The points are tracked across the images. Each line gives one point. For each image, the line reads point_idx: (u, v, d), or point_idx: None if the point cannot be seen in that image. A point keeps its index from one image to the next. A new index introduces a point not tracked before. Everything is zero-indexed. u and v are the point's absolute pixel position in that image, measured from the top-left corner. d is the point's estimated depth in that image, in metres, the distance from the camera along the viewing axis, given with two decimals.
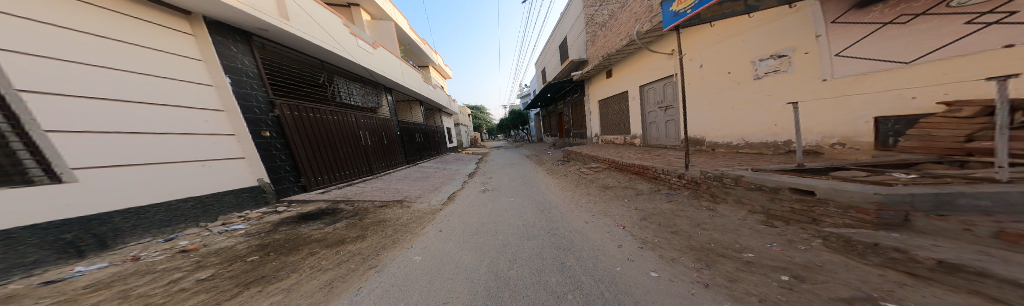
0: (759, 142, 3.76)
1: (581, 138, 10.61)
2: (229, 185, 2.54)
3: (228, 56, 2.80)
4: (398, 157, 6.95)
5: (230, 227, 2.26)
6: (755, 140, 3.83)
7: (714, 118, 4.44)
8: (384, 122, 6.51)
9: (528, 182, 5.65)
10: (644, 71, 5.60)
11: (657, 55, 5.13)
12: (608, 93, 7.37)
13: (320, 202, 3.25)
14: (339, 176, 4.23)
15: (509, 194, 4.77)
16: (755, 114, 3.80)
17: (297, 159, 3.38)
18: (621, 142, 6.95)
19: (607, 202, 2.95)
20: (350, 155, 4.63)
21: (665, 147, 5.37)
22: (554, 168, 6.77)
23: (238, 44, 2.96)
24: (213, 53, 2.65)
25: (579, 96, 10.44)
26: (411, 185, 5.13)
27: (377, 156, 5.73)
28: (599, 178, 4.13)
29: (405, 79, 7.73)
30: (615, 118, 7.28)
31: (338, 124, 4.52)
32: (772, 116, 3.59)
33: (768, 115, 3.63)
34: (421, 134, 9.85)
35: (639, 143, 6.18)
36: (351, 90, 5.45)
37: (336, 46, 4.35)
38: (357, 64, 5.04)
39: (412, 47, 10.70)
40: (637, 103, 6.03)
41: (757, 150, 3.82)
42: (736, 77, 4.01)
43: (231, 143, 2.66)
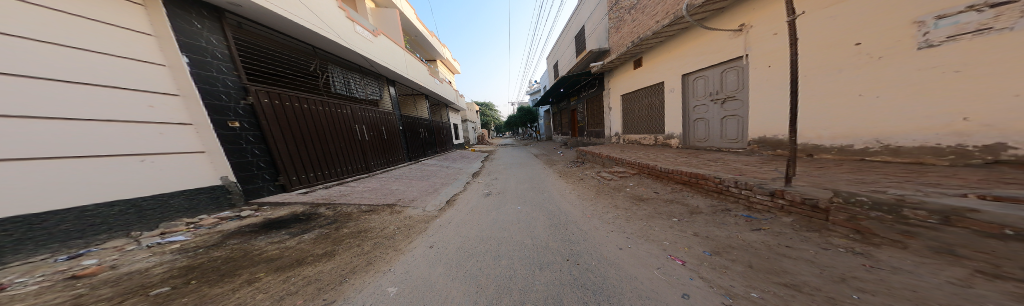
0: (912, 147, 2.52)
1: (598, 137, 9.76)
2: (179, 184, 2.15)
3: (190, 32, 2.41)
4: (399, 155, 6.56)
5: (167, 239, 1.81)
6: (904, 144, 2.57)
7: (821, 112, 3.22)
8: (385, 116, 6.14)
9: (538, 186, 4.97)
10: (690, 56, 4.74)
11: (712, 36, 4.28)
12: (636, 86, 6.53)
13: (296, 206, 2.79)
14: (330, 173, 3.85)
15: (517, 200, 4.13)
16: (907, 105, 2.54)
17: (275, 154, 2.97)
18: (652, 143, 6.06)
19: (646, 220, 2.22)
20: (344, 151, 4.24)
21: (720, 150, 4.45)
22: (568, 170, 6.05)
23: (205, 20, 2.57)
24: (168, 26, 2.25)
25: (597, 91, 9.56)
26: (408, 186, 4.64)
27: (377, 154, 5.32)
28: (628, 185, 3.39)
29: (409, 71, 7.33)
30: (643, 115, 6.41)
31: (332, 116, 4.13)
32: (952, 106, 2.29)
33: (945, 105, 2.33)
34: (426, 131, 9.49)
35: (676, 146, 5.32)
36: (348, 81, 5.09)
37: (327, 30, 3.94)
38: (353, 52, 4.65)
39: (420, 39, 10.38)
40: (677, 97, 5.19)
41: (911, 158, 2.52)
42: (875, 50, 2.72)
43: (188, 134, 2.28)
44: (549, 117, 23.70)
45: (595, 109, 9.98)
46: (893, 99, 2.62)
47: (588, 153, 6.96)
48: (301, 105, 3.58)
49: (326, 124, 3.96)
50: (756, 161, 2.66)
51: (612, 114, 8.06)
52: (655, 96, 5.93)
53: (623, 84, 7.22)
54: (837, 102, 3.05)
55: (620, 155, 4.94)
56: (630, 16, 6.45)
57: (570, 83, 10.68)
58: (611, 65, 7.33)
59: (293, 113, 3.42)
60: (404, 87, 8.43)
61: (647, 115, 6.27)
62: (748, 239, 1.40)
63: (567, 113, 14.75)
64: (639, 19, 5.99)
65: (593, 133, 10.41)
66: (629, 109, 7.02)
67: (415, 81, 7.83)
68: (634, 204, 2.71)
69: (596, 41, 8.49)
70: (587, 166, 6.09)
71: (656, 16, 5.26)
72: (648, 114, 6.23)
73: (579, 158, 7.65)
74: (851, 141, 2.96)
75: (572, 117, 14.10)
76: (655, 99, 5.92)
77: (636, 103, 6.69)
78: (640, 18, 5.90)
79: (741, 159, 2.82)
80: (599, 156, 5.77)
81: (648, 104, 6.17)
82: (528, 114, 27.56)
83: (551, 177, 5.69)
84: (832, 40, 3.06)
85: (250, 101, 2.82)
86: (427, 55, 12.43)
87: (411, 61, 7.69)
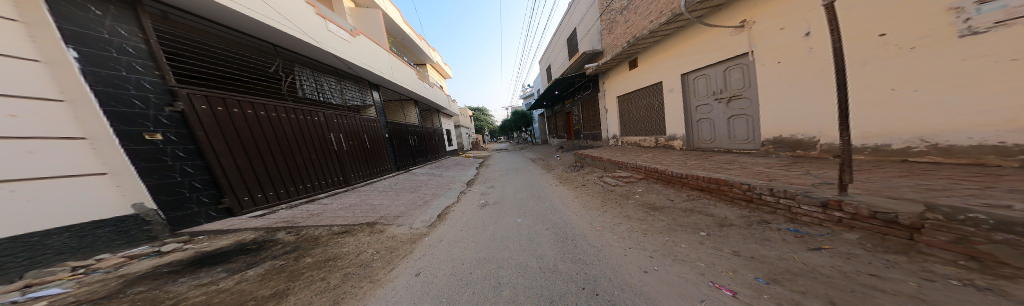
0: (964, 147, 2.15)
1: (594, 140, 9.73)
2: (70, 218, 1.59)
3: (84, 19, 1.89)
4: (385, 164, 6.03)
5: (30, 295, 1.25)
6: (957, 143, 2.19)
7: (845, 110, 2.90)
8: (369, 123, 5.63)
9: (539, 194, 4.66)
10: (688, 56, 4.77)
11: (710, 35, 4.31)
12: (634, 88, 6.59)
13: (246, 232, 2.28)
14: (295, 190, 3.33)
15: (516, 211, 3.79)
16: (953, 99, 2.19)
17: (215, 171, 2.45)
18: (658, 144, 6.01)
19: (667, 234, 1.96)
20: (313, 163, 3.72)
21: (728, 151, 4.37)
22: (569, 175, 5.82)
23: (109, 6, 2.06)
24: (39, 11, 1.68)
25: (592, 93, 9.54)
26: (393, 199, 4.15)
27: (358, 164, 4.81)
28: (637, 192, 3.15)
29: (395, 74, 6.86)
30: (644, 117, 6.44)
31: (297, 125, 3.62)
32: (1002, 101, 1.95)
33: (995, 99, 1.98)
34: (416, 137, 8.97)
35: (679, 147, 5.34)
36: (321, 84, 4.59)
37: (289, 25, 3.43)
38: (324, 51, 4.18)
39: (408, 41, 9.94)
40: (678, 97, 5.20)
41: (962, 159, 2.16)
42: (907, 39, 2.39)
43: (79, 151, 1.71)
44: (543, 120, 23.67)
45: (590, 112, 9.98)
46: (932, 93, 2.31)
47: (586, 157, 6.81)
48: (257, 111, 3.07)
49: (290, 133, 3.45)
50: (768, 165, 2.52)
51: (611, 116, 8.06)
52: (654, 96, 5.96)
53: (621, 86, 7.25)
54: (864, 96, 2.74)
55: (621, 159, 4.77)
56: (623, 18, 6.49)
57: (564, 85, 10.65)
58: (606, 67, 7.34)
59: (247, 120, 2.92)
60: (391, 92, 7.95)
61: (648, 116, 6.28)
62: (811, 266, 1.12)
63: (562, 116, 14.69)
64: (632, 20, 5.99)
65: (590, 136, 10.34)
66: (629, 111, 7.03)
67: (402, 84, 7.36)
68: (646, 214, 2.45)
69: (589, 43, 8.50)
70: (587, 170, 5.89)
71: (650, 16, 5.26)
72: (648, 115, 6.25)
73: (578, 162, 7.48)
74: (887, 140, 2.62)
75: (568, 120, 14.04)
76: (655, 99, 5.96)
77: (636, 105, 6.71)
78: (634, 18, 5.90)
79: (753, 163, 2.68)
80: (599, 159, 5.61)
81: (648, 106, 6.21)
82: (521, 118, 27.44)
83: (552, 183, 5.41)
84: (853, 31, 2.75)
85: (179, 107, 2.33)
86: (416, 59, 11.99)
87: (397, 63, 7.22)
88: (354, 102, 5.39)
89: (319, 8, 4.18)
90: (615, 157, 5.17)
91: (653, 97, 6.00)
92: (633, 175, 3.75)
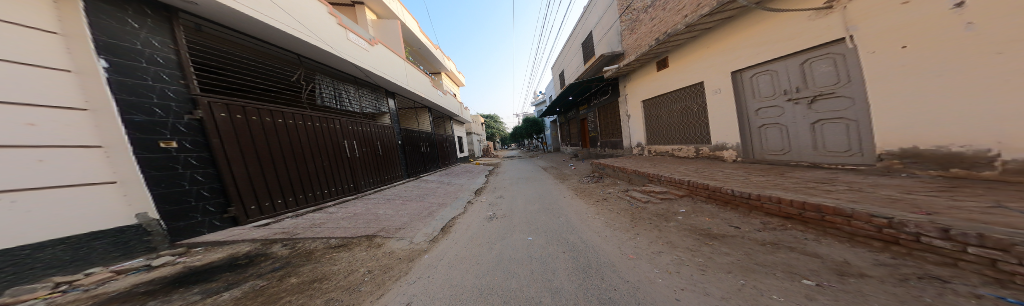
0: None
1: (615, 148, 8.95)
2: (59, 232, 1.47)
3: (123, 32, 1.97)
4: (395, 172, 6.04)
5: None
6: None
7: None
8: (383, 130, 5.77)
9: (551, 207, 4.17)
10: (742, 46, 4.02)
11: (774, 19, 3.51)
12: (667, 90, 5.88)
13: (243, 244, 2.17)
14: (304, 197, 3.31)
15: (526, 227, 3.35)
16: None
17: (226, 180, 2.44)
18: (700, 154, 5.24)
19: (741, 277, 1.35)
20: (324, 172, 3.72)
21: (817, 166, 3.39)
22: (585, 187, 5.20)
23: (147, 19, 2.16)
24: (77, 25, 1.74)
25: (609, 98, 8.79)
26: (397, 209, 4.01)
27: (370, 172, 4.83)
28: (678, 213, 2.49)
29: (410, 83, 7.06)
30: (684, 123, 5.61)
31: (314, 132, 3.71)
32: None
33: None
34: (428, 145, 9.08)
35: (733, 159, 4.50)
36: (338, 92, 4.73)
37: (312, 36, 3.57)
38: (344, 60, 4.30)
39: (423, 51, 10.52)
40: (728, 98, 4.46)
41: None
42: None
43: (95, 161, 1.68)
44: (556, 127, 23.10)
45: (609, 117, 9.27)
46: None
47: (606, 166, 6.09)
48: (274, 119, 3.13)
49: (304, 141, 3.50)
50: (876, 182, 1.81)
51: (635, 122, 7.28)
52: (697, 97, 5.16)
53: (646, 86, 6.53)
54: None
55: (650, 169, 4.08)
56: (647, 14, 5.90)
57: (579, 90, 10.02)
58: (628, 69, 6.68)
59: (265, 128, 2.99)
60: (405, 100, 8.18)
61: (689, 122, 5.44)
62: None
63: (576, 122, 14.04)
64: (660, 17, 5.39)
65: (608, 142, 9.53)
66: (664, 116, 6.21)
67: (416, 93, 7.56)
68: (702, 244, 1.82)
69: (607, 45, 7.95)
70: (608, 182, 5.21)
71: (683, 11, 4.64)
72: (690, 120, 5.40)
73: (597, 171, 6.78)
74: None
75: (582, 126, 13.33)
76: (699, 100, 5.12)
77: (672, 109, 5.89)
78: (661, 15, 5.31)
79: (846, 178, 1.99)
80: (622, 170, 4.90)
81: (688, 109, 5.41)
82: (534, 124, 27.10)
83: (565, 195, 4.86)
84: None
85: (198, 115, 2.35)
86: (431, 67, 12.68)
87: (412, 72, 7.43)
88: (370, 110, 5.56)
89: (340, 19, 4.35)
90: (642, 167, 4.46)
91: (695, 100, 5.21)
92: (671, 191, 3.05)
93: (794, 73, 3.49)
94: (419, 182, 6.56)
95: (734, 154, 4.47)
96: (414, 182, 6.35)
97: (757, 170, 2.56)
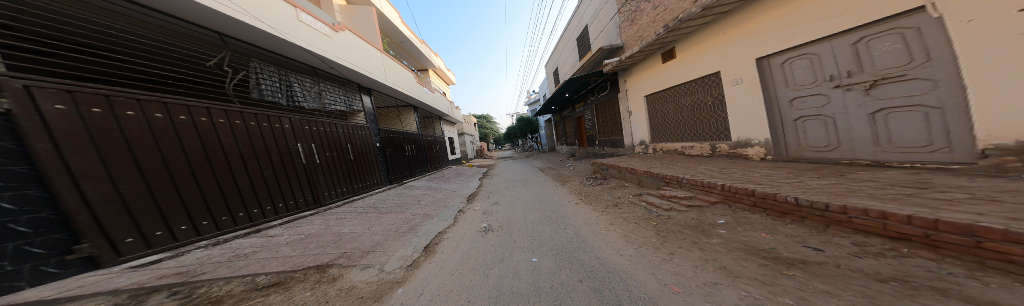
0: None
1: (615, 147, 8.75)
2: None
3: None
4: (369, 178, 5.31)
5: None
6: None
7: None
8: (356, 131, 5.10)
9: (557, 220, 3.70)
10: (768, 30, 3.87)
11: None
12: (674, 83, 5.89)
13: (99, 299, 1.29)
14: (240, 216, 2.58)
15: (528, 245, 2.86)
16: None
17: (76, 211, 1.48)
18: (717, 152, 5.12)
19: None
20: (268, 182, 2.97)
21: (881, 164, 3.04)
22: (593, 192, 4.75)
23: None
24: None
25: (610, 94, 8.56)
26: (369, 225, 3.29)
27: (333, 179, 4.13)
28: (718, 225, 2.04)
29: (390, 77, 6.33)
30: (696, 118, 5.59)
31: (254, 132, 3.00)
32: None
33: None
34: (415, 147, 8.37)
35: (762, 158, 4.28)
36: (289, 85, 3.97)
37: (243, 13, 2.73)
38: (292, 46, 3.48)
39: (406, 45, 9.81)
40: (750, 89, 4.36)
41: None
42: None
43: None
44: (550, 126, 22.76)
45: (608, 115, 9.08)
46: None
47: (611, 166, 5.71)
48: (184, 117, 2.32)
49: (240, 143, 2.76)
50: (980, 187, 1.43)
51: (638, 117, 7.27)
52: (714, 89, 5.10)
53: (651, 80, 6.50)
54: None
55: (664, 171, 3.66)
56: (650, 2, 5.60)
57: (577, 87, 9.72)
58: (630, 62, 6.57)
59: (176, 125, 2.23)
60: (387, 98, 7.42)
61: (702, 115, 5.42)
62: None
63: (572, 121, 13.74)
64: (666, 4, 5.08)
65: (609, 141, 9.24)
66: (672, 112, 6.17)
67: (399, 90, 6.84)
68: (778, 275, 1.31)
69: (605, 39, 7.65)
70: (614, 186, 4.78)
71: None
72: (704, 114, 5.37)
73: (600, 172, 6.44)
74: None
75: (579, 125, 13.08)
76: (716, 92, 5.04)
77: (682, 105, 5.88)
78: (667, 2, 5.01)
79: (927, 184, 1.61)
80: (632, 171, 4.49)
81: (702, 103, 5.39)
82: (527, 124, 26.70)
83: (572, 203, 4.42)
84: None
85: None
86: (418, 64, 12.00)
87: (392, 66, 6.66)
88: (338, 107, 4.91)
89: None
90: (653, 168, 4.06)
91: (711, 93, 5.16)
92: (699, 196, 2.64)
93: (843, 54, 3.22)
94: (402, 189, 5.80)
95: (763, 151, 4.25)
96: (396, 190, 5.59)
97: (803, 173, 2.18)
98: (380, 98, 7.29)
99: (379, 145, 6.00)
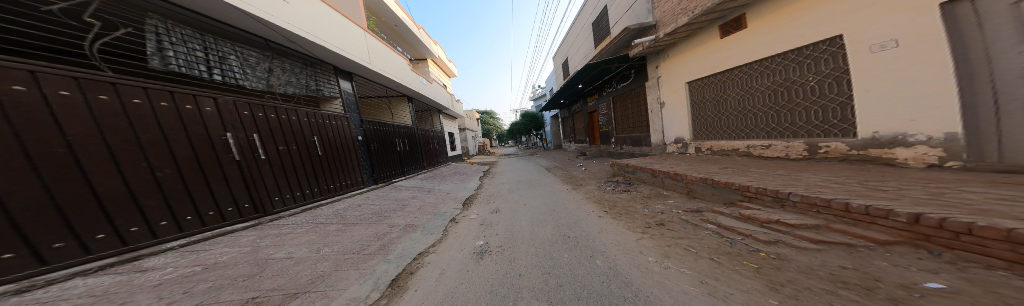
0: None
1: (637, 146, 7.74)
2: None
3: None
4: (345, 178, 4.45)
5: None
6: None
7: None
8: (328, 121, 4.29)
9: (580, 241, 2.78)
10: None
11: None
12: (741, 62, 4.61)
13: None
14: (131, 234, 1.72)
15: (539, 286, 1.91)
16: None
17: None
18: (820, 154, 3.67)
19: None
20: (189, 184, 2.15)
21: None
22: (623, 204, 3.73)
23: None
24: None
25: (635, 84, 7.42)
26: (320, 245, 2.40)
27: (293, 178, 3.31)
28: (929, 292, 1.01)
29: (375, 61, 5.49)
30: (769, 107, 4.41)
31: (165, 111, 2.13)
32: None
33: None
34: (408, 142, 7.51)
35: (850, 156, 3.39)
36: (218, 56, 3.11)
37: None
38: (223, 4, 2.62)
39: (401, 29, 9.35)
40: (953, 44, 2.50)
41: None
42: None
43: None
44: (557, 122, 21.64)
45: (628, 109, 8.04)
46: None
47: (641, 170, 4.65)
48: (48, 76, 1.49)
49: (156, 126, 2.01)
50: None
51: (676, 107, 6.14)
52: (812, 66, 3.76)
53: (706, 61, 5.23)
54: None
55: (729, 179, 2.63)
56: None
57: (595, 78, 8.65)
58: (667, 42, 5.50)
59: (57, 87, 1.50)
60: (375, 87, 6.57)
61: (783, 102, 4.20)
62: None
63: (583, 116, 12.62)
64: None
65: (630, 138, 8.16)
66: (732, 100, 4.98)
67: (388, 76, 6.02)
68: None
69: (632, 19, 6.53)
70: (648, 196, 3.74)
71: None
72: (785, 101, 4.16)
73: (622, 175, 5.58)
74: None
75: (591, 120, 11.97)
76: (817, 70, 3.69)
77: (750, 91, 4.67)
78: None
79: None
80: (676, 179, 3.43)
81: (786, 86, 4.12)
82: (533, 120, 25.57)
83: (597, 218, 3.47)
84: None
85: None
86: (416, 52, 11.55)
87: (380, 49, 5.85)
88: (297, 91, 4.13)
89: None
90: (708, 174, 3.02)
91: (804, 74, 3.86)
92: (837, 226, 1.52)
93: None
94: (386, 192, 4.90)
95: (850, 150, 3.37)
96: (376, 192, 4.71)
97: None
98: (367, 88, 6.44)
99: (361, 140, 5.17)
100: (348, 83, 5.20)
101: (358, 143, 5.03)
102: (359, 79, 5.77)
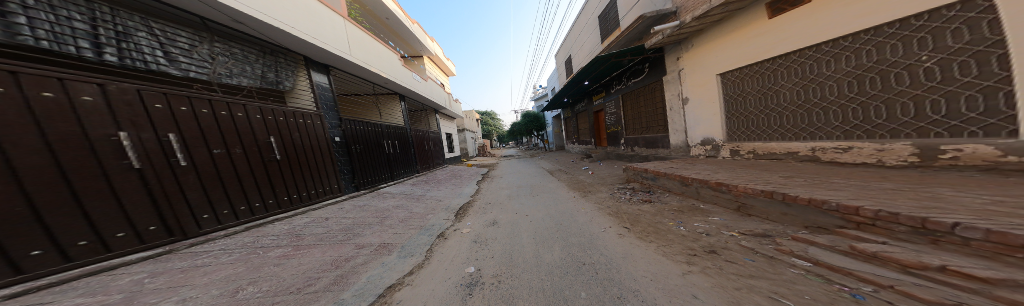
0: None
1: (650, 148, 7.07)
2: None
3: None
4: (319, 186, 3.81)
5: None
6: None
7: None
8: (297, 118, 3.65)
9: (599, 272, 2.14)
10: None
11: None
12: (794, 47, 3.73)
13: None
14: None
15: None
16: None
17: None
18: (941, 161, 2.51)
19: None
20: (63, 202, 1.48)
21: None
22: (651, 221, 3.02)
23: None
24: None
25: (649, 79, 6.69)
26: (243, 282, 1.69)
27: (241, 188, 2.66)
28: None
29: (355, 52, 4.92)
30: (821, 101, 3.64)
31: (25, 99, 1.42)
32: None
33: None
34: (398, 143, 6.88)
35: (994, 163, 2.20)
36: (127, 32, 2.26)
37: None
38: None
39: (393, 22, 8.82)
40: None
41: None
42: None
43: None
44: (559, 122, 20.95)
45: (640, 107, 7.40)
46: None
47: (664, 176, 3.98)
48: None
49: (9, 113, 1.34)
50: None
51: (703, 103, 5.28)
52: (881, 52, 2.96)
53: (743, 49, 4.42)
54: None
55: (810, 191, 1.92)
56: None
57: (603, 73, 7.92)
58: (694, 28, 4.70)
59: None
60: (361, 84, 5.99)
61: (842, 96, 3.41)
62: None
63: (588, 116, 11.92)
64: None
65: (643, 139, 7.45)
66: (777, 92, 4.19)
67: (372, 71, 5.44)
68: None
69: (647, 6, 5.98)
70: (681, 211, 3.04)
71: None
72: (846, 95, 3.38)
73: (638, 182, 5.02)
74: None
75: (597, 121, 11.27)
76: (892, 55, 2.88)
77: (797, 83, 3.89)
78: None
79: None
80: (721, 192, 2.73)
81: (844, 77, 3.34)
82: (534, 120, 24.89)
83: (622, 240, 2.80)
84: None
85: None
86: (410, 50, 11.20)
87: (363, 39, 5.29)
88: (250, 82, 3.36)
89: None
90: (770, 184, 2.30)
91: (870, 60, 3.07)
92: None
93: None
94: (364, 201, 4.23)
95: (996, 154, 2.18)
96: (351, 202, 4.03)
97: None
98: (352, 84, 5.84)
99: (339, 142, 4.52)
100: (322, 77, 4.58)
101: (335, 145, 4.38)
102: (338, 74, 5.15)
